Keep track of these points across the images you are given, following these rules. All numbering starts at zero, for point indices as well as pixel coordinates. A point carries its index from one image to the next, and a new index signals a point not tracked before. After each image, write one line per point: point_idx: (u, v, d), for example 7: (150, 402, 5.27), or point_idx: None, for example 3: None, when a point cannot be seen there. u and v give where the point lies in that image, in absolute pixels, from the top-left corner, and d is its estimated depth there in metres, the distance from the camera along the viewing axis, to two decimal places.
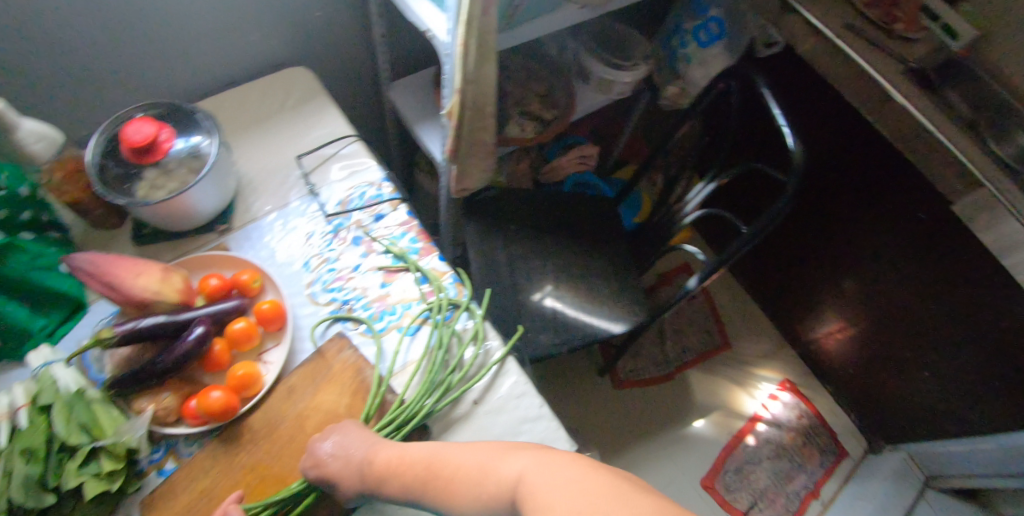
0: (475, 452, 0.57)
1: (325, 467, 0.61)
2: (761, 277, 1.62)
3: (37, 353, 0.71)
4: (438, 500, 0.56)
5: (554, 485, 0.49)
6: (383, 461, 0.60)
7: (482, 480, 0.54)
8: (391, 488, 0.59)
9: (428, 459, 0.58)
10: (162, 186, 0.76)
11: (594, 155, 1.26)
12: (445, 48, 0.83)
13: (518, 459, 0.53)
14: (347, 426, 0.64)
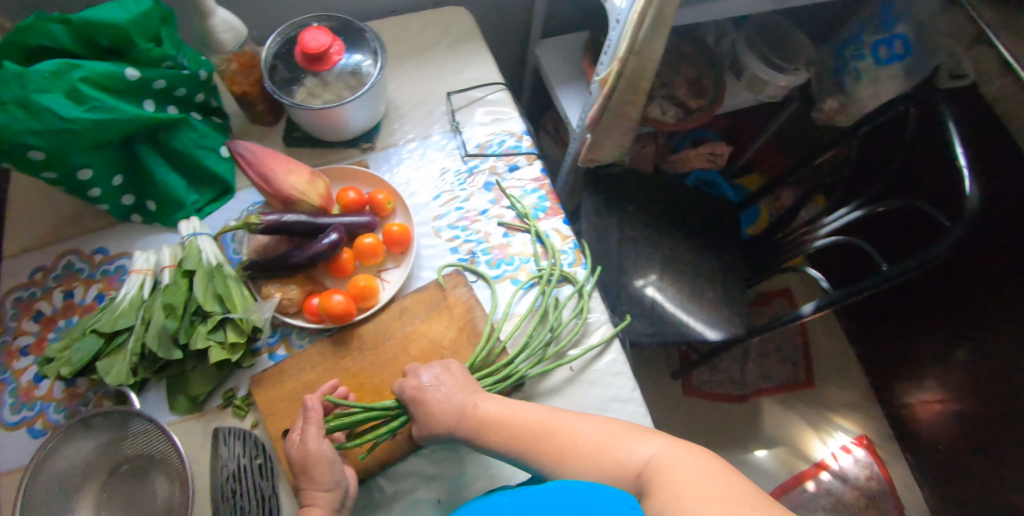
0: (592, 425, 0.59)
1: (424, 394, 0.64)
2: (861, 325, 1.42)
3: (188, 222, 0.76)
4: (551, 464, 0.58)
5: (689, 463, 0.51)
6: (491, 415, 0.62)
7: (604, 453, 0.56)
8: (498, 445, 0.61)
9: (540, 423, 0.60)
10: (319, 95, 0.79)
11: (725, 154, 1.20)
12: (618, 15, 0.84)
13: (644, 439, 0.55)
14: (451, 367, 0.67)
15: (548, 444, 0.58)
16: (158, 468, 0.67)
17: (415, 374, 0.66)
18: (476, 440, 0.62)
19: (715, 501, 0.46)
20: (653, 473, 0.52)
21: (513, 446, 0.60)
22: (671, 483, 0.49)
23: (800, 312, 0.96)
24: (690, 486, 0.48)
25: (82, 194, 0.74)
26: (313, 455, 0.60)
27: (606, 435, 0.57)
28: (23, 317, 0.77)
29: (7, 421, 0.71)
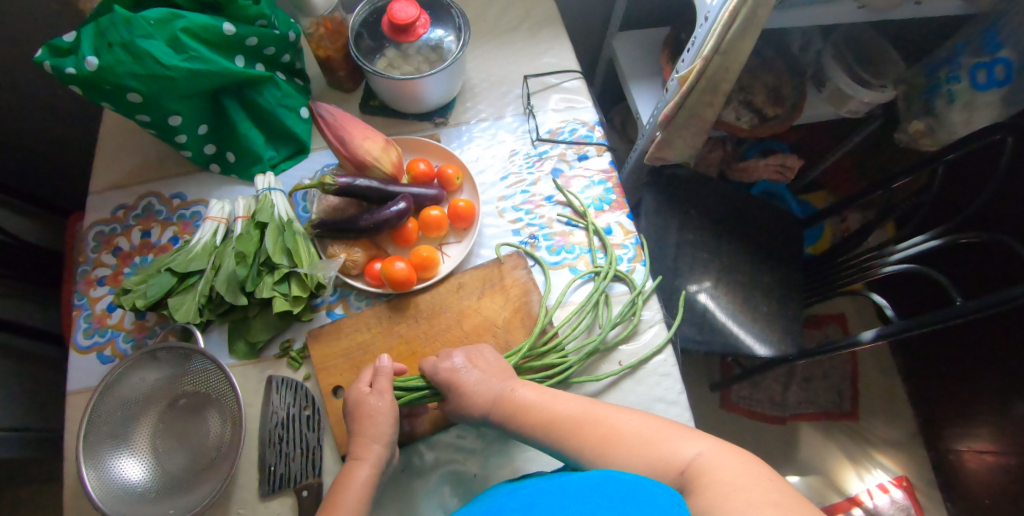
0: (635, 419, 0.58)
1: (458, 377, 0.64)
2: (917, 362, 1.34)
3: (264, 177, 0.78)
4: (591, 455, 0.57)
5: (737, 466, 0.49)
6: (530, 401, 0.62)
7: (646, 448, 0.55)
8: (536, 432, 0.60)
9: (581, 413, 0.60)
10: (399, 67, 0.79)
11: (795, 168, 1.17)
12: (707, 12, 0.82)
13: (689, 438, 0.54)
14: (483, 352, 0.67)
15: (589, 435, 0.58)
16: (215, 406, 0.70)
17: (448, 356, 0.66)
18: (512, 424, 0.62)
19: (767, 506, 0.44)
20: (698, 472, 0.50)
21: (551, 434, 0.59)
22: (717, 484, 0.48)
23: (859, 337, 0.88)
24: (738, 489, 0.47)
25: (170, 139, 0.78)
26: (366, 410, 0.63)
27: (649, 430, 0.56)
28: (103, 250, 0.81)
29: (79, 345, 0.75)
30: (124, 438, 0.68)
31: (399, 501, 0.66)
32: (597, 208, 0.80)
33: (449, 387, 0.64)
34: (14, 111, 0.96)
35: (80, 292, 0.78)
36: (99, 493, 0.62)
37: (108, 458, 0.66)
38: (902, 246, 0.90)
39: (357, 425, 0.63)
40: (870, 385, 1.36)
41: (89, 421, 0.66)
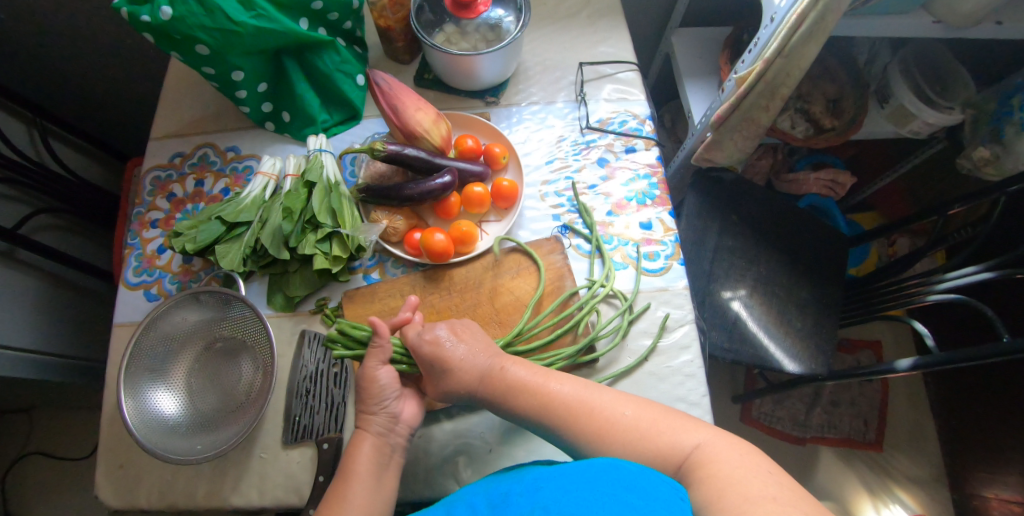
0: (633, 408, 0.56)
1: (443, 350, 0.62)
2: (950, 398, 1.29)
3: (316, 138, 0.81)
4: (589, 445, 0.55)
5: (737, 459, 0.49)
6: (522, 380, 0.60)
7: (646, 442, 0.53)
8: (529, 415, 0.59)
9: (576, 401, 0.57)
10: (455, 43, 0.80)
11: (846, 184, 1.13)
12: (774, 13, 0.80)
13: (689, 428, 0.53)
14: (468, 326, 0.65)
15: (586, 425, 0.56)
16: (249, 352, 0.73)
17: (432, 327, 0.64)
18: (503, 402, 0.60)
19: (766, 501, 0.44)
20: (697, 466, 0.50)
21: (545, 419, 0.58)
22: (715, 479, 0.47)
23: (893, 365, 0.86)
24: (736, 483, 0.46)
25: (230, 94, 0.80)
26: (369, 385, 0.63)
27: (648, 420, 0.55)
28: (157, 195, 0.85)
29: (129, 281, 0.79)
30: (162, 372, 0.71)
31: (414, 464, 0.68)
32: (639, 202, 0.79)
33: (431, 358, 0.62)
34: (91, 57, 1.01)
35: (133, 232, 0.82)
36: (136, 422, 0.66)
37: (147, 389, 0.69)
38: (951, 276, 0.86)
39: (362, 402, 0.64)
40: (898, 417, 1.32)
41: (132, 352, 0.69)
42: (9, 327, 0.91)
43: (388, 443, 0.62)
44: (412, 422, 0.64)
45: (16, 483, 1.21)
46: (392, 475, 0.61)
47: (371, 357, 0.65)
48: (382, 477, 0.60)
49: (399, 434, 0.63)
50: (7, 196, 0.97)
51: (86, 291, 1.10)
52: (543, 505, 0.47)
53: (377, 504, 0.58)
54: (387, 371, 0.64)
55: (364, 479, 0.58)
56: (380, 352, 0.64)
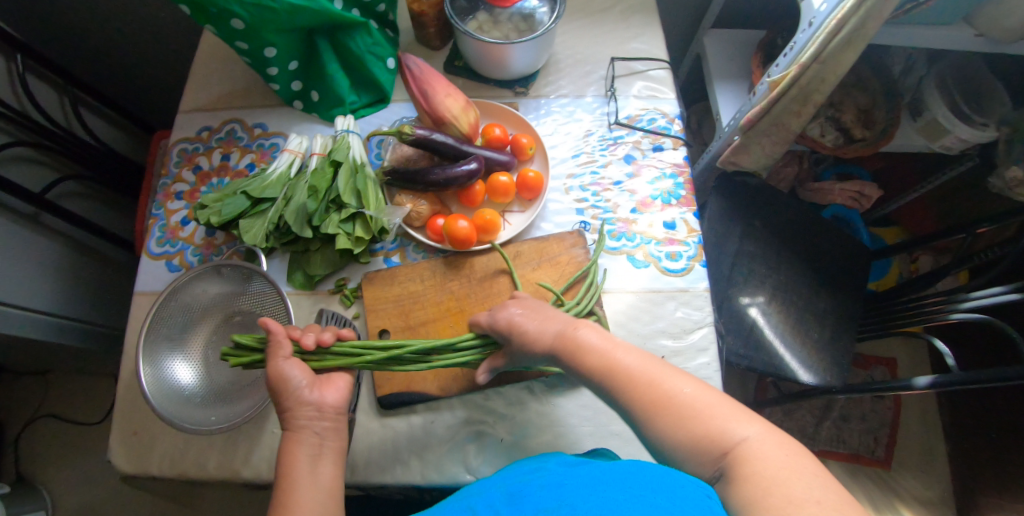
0: (692, 386, 0.52)
1: (517, 325, 0.61)
2: (964, 420, 1.27)
3: (344, 119, 0.81)
4: (639, 414, 0.52)
5: (786, 459, 0.46)
6: (586, 342, 0.57)
7: (695, 422, 0.49)
8: (588, 376, 0.56)
9: (637, 368, 0.54)
10: (488, 31, 0.80)
11: (872, 197, 1.11)
12: (812, 17, 0.78)
13: (742, 417, 0.49)
14: (541, 302, 0.64)
15: (640, 395, 0.52)
16: (266, 327, 0.73)
17: (507, 306, 0.63)
18: (567, 362, 0.58)
19: (811, 509, 0.42)
20: (744, 459, 0.46)
21: (600, 383, 0.55)
22: (760, 476, 0.45)
23: (912, 382, 0.83)
24: (783, 484, 0.44)
25: (261, 70, 0.80)
26: (278, 383, 0.59)
27: (703, 400, 0.50)
28: (184, 167, 0.85)
29: (152, 251, 0.80)
30: (180, 341, 0.72)
31: (423, 449, 0.68)
32: (664, 201, 0.78)
33: (506, 331, 0.62)
34: (125, 28, 1.02)
35: (158, 203, 0.83)
36: (152, 388, 0.66)
37: (165, 357, 0.70)
38: (980, 294, 0.84)
39: (279, 403, 0.58)
40: (909, 436, 1.30)
41: (152, 319, 0.69)
42: (32, 290, 0.92)
43: (319, 433, 0.57)
44: (338, 404, 0.60)
45: (30, 444, 1.24)
46: (333, 461, 0.57)
47: (273, 355, 0.61)
48: (320, 467, 0.55)
49: (326, 420, 0.58)
50: (35, 160, 0.98)
51: (107, 259, 1.12)
52: (569, 503, 0.46)
53: (320, 495, 0.54)
54: (292, 363, 0.60)
55: (299, 476, 0.54)
56: (278, 348, 0.60)
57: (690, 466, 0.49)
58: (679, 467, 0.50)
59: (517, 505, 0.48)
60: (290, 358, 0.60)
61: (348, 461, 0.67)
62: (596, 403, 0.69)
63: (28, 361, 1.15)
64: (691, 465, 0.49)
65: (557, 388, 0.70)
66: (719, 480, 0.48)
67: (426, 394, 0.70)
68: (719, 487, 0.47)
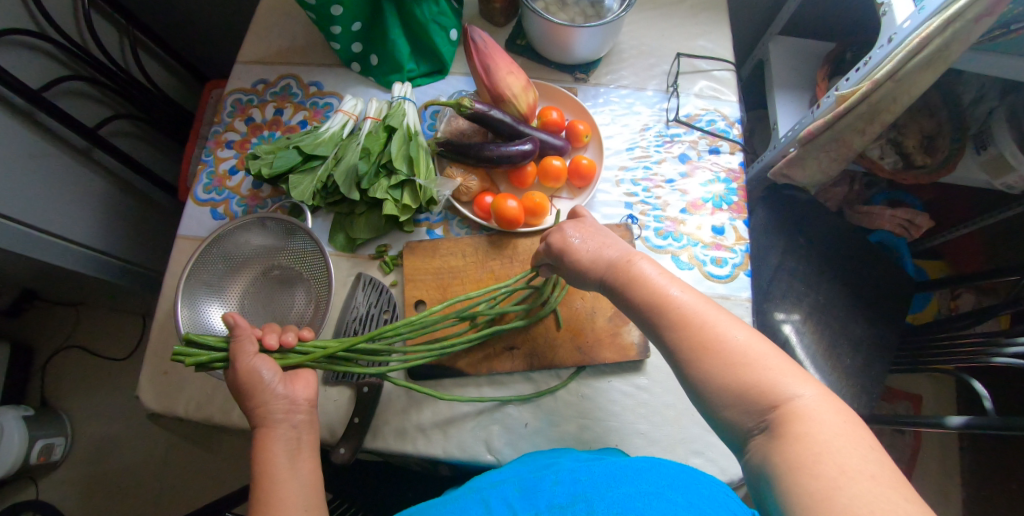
0: (749, 333, 0.50)
1: (570, 246, 0.61)
2: (983, 468, 1.23)
3: (402, 86, 0.80)
4: (686, 355, 0.51)
5: (840, 425, 0.45)
6: (644, 276, 0.56)
7: (747, 371, 0.48)
8: (639, 310, 0.55)
9: (691, 308, 0.52)
10: (554, 12, 0.79)
11: (922, 227, 1.08)
12: (893, 32, 0.73)
13: (799, 376, 0.48)
14: (597, 227, 0.64)
15: (692, 336, 0.51)
16: (304, 284, 0.73)
17: (563, 228, 0.63)
18: (618, 293, 0.57)
19: (861, 478, 0.42)
20: (795, 417, 0.46)
21: (650, 318, 0.54)
22: (812, 438, 0.44)
23: (943, 420, 0.77)
24: (835, 451, 0.44)
25: (325, 28, 0.80)
26: (248, 381, 0.56)
27: (759, 350, 0.49)
28: (236, 117, 0.85)
29: (198, 197, 0.80)
30: (218, 288, 0.71)
31: (445, 425, 0.67)
32: (715, 205, 0.77)
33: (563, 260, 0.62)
34: None
35: (208, 150, 0.83)
36: (188, 332, 0.67)
37: (202, 302, 0.70)
38: None
39: (248, 399, 0.56)
40: (927, 477, 1.26)
41: (194, 264, 0.69)
42: (76, 223, 0.94)
43: (296, 426, 0.55)
44: (312, 397, 0.58)
45: (57, 371, 1.27)
46: (313, 454, 0.55)
47: (239, 353, 0.57)
48: (299, 460, 0.54)
49: (302, 412, 0.56)
50: (89, 96, 0.99)
51: (149, 200, 1.13)
52: (585, 497, 0.46)
53: (301, 488, 0.53)
54: (262, 359, 0.57)
55: (278, 470, 0.53)
56: (245, 345, 0.57)
57: (733, 415, 0.48)
58: (720, 414, 0.49)
59: (531, 500, 0.48)
60: (258, 354, 0.58)
61: (372, 425, 0.67)
62: (623, 400, 0.68)
63: (64, 292, 1.17)
64: (734, 413, 0.48)
65: (590, 381, 0.69)
66: (762, 433, 0.47)
67: (455, 369, 0.69)
68: (761, 438, 0.47)
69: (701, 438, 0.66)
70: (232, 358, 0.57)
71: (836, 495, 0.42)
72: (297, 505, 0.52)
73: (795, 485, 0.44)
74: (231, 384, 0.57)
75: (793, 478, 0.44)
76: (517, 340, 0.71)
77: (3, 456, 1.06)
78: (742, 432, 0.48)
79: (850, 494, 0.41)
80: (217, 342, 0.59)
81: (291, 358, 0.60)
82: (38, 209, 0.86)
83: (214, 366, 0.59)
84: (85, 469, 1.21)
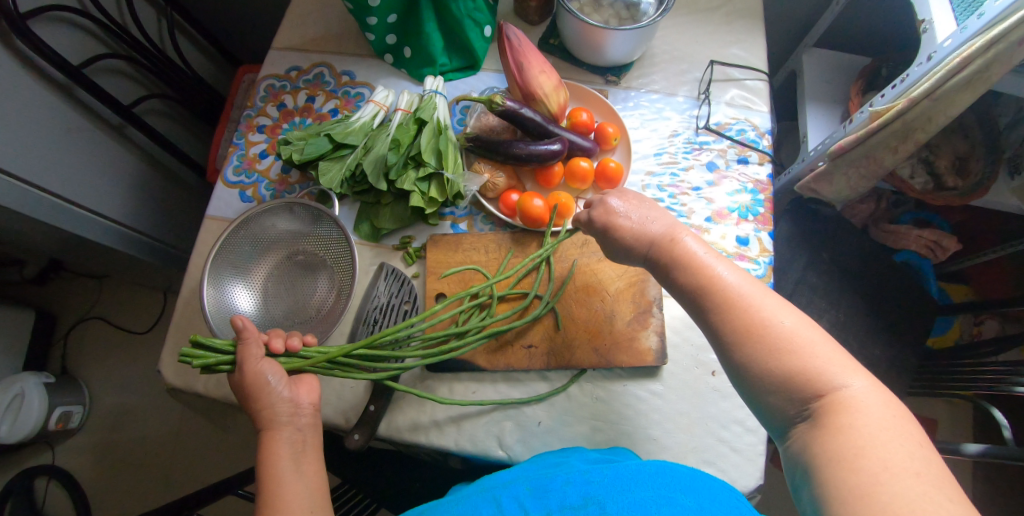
0: (797, 318, 0.50)
1: (614, 218, 0.61)
2: (996, 500, 1.21)
3: (434, 79, 0.82)
4: (730, 337, 0.51)
5: (888, 418, 0.45)
6: (690, 254, 0.55)
7: (792, 358, 0.48)
8: (684, 290, 0.55)
9: (737, 290, 0.52)
10: (589, 13, 0.78)
11: (949, 249, 1.06)
12: (932, 50, 0.72)
13: (848, 367, 0.47)
14: (642, 197, 0.63)
15: (738, 320, 0.51)
16: (327, 271, 0.73)
17: (605, 199, 0.63)
18: (664, 270, 0.57)
19: (905, 474, 0.42)
20: (840, 408, 0.46)
21: (696, 298, 0.54)
22: (856, 431, 0.44)
23: (959, 446, 0.76)
24: (880, 445, 0.43)
25: (361, 19, 0.81)
26: (255, 384, 0.56)
27: (806, 338, 0.49)
28: (269, 102, 0.86)
29: (228, 179, 0.81)
30: (244, 269, 0.72)
31: (459, 417, 0.68)
32: (740, 215, 0.76)
33: (606, 232, 0.61)
34: None
35: (240, 133, 0.84)
36: (212, 310, 0.68)
37: (227, 282, 0.70)
38: None
39: (253, 403, 0.56)
40: None
41: (221, 245, 0.70)
42: (106, 198, 0.96)
43: (301, 429, 0.56)
44: (315, 402, 0.59)
45: (79, 341, 1.31)
46: (317, 457, 0.56)
47: (246, 356, 0.58)
48: (304, 463, 0.54)
49: (306, 416, 0.57)
50: (125, 74, 1.00)
51: (177, 179, 1.15)
52: (597, 500, 0.46)
53: (307, 490, 0.53)
54: (268, 364, 0.58)
55: (284, 472, 0.53)
56: (251, 347, 0.58)
57: (775, 401, 0.49)
58: (763, 399, 0.50)
59: (542, 500, 0.48)
60: (264, 358, 0.58)
61: (387, 413, 0.68)
62: (637, 404, 0.68)
63: (90, 263, 1.20)
64: (777, 400, 0.49)
65: (604, 383, 0.70)
66: (805, 421, 0.47)
67: (470, 365, 0.70)
68: (804, 427, 0.47)
69: (714, 448, 0.66)
70: (240, 361, 0.58)
71: (878, 492, 0.41)
72: (303, 508, 0.52)
73: (834, 477, 0.44)
74: (237, 387, 0.58)
75: (833, 470, 0.44)
76: (536, 338, 0.71)
77: (24, 421, 1.09)
78: (784, 419, 0.49)
79: (893, 491, 0.41)
80: (224, 343, 0.59)
81: (295, 361, 0.61)
82: (71, 181, 0.88)
83: (219, 368, 0.59)
84: (100, 438, 1.24)
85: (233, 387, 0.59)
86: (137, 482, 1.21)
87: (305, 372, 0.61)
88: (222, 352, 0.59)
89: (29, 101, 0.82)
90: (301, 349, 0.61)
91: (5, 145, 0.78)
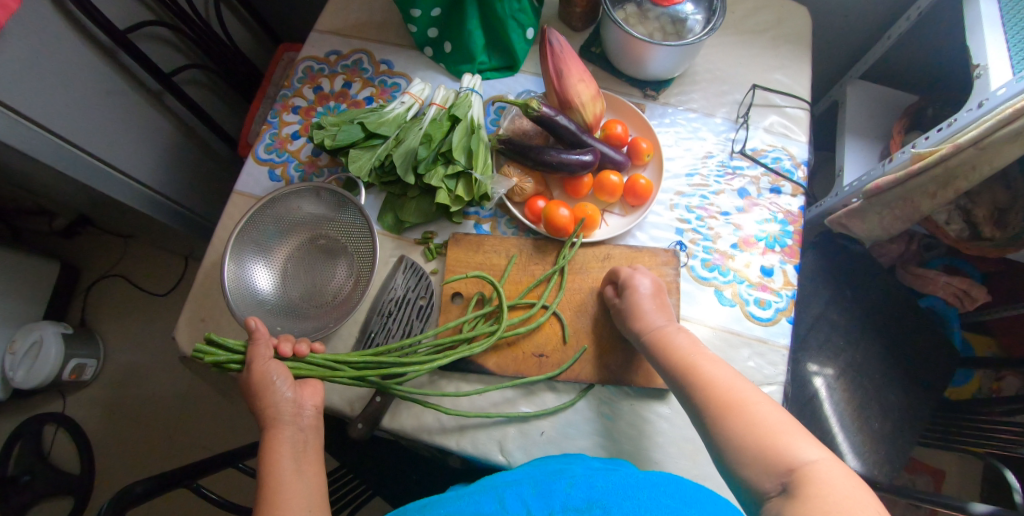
0: (765, 401, 0.53)
1: (637, 298, 0.66)
2: None
3: (471, 78, 0.82)
4: (708, 417, 0.54)
5: (852, 490, 0.46)
6: (676, 346, 0.60)
7: (763, 433, 0.50)
8: (668, 374, 0.60)
9: (713, 375, 0.56)
10: (632, 23, 0.77)
11: (977, 299, 1.03)
12: (985, 96, 0.69)
13: (813, 442, 0.49)
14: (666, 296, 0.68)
15: (713, 400, 0.54)
16: (347, 257, 0.74)
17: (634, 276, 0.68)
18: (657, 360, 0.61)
19: None
20: (808, 480, 0.46)
21: (680, 381, 0.58)
22: (824, 498, 0.45)
23: (967, 503, 0.73)
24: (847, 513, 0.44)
25: (405, 10, 0.81)
26: (260, 383, 0.57)
27: (774, 416, 0.51)
28: (306, 83, 0.87)
29: (258, 156, 0.82)
30: (265, 248, 0.73)
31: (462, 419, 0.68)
32: (767, 245, 0.75)
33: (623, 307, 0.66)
34: None
35: (275, 112, 0.85)
36: (232, 286, 0.68)
37: (248, 259, 0.71)
38: None
39: (258, 400, 0.57)
40: None
41: (245, 223, 0.70)
42: (139, 163, 0.97)
43: (303, 429, 0.57)
44: (318, 405, 0.59)
45: (99, 296, 1.34)
46: (317, 458, 0.56)
47: (256, 357, 0.58)
48: (304, 463, 0.55)
49: (309, 417, 0.58)
50: (169, 43, 1.02)
51: (209, 149, 1.17)
52: (601, 504, 0.46)
53: (306, 491, 0.53)
54: (275, 366, 0.58)
55: (285, 471, 0.53)
56: (261, 349, 0.58)
57: (751, 474, 0.49)
58: (740, 474, 0.50)
59: (546, 499, 0.47)
60: (273, 360, 0.59)
61: (391, 406, 0.68)
62: (641, 425, 0.68)
63: (117, 222, 1.22)
64: (754, 475, 0.49)
65: (610, 400, 0.69)
66: (778, 493, 0.47)
67: (477, 368, 0.69)
68: (778, 500, 0.47)
69: (714, 478, 0.65)
70: (248, 360, 0.58)
71: None
72: (300, 505, 0.52)
73: None
74: (244, 386, 0.58)
75: None
76: (546, 348, 0.70)
77: (40, 367, 1.11)
78: (761, 494, 0.49)
79: None
80: (235, 343, 0.60)
81: (302, 368, 0.61)
82: (108, 144, 0.90)
83: (229, 366, 0.60)
84: (110, 393, 1.26)
85: (240, 386, 0.59)
86: (140, 441, 1.23)
87: (312, 376, 0.61)
88: (233, 351, 0.60)
89: (75, 63, 0.83)
90: (308, 354, 0.62)
91: (48, 104, 0.79)
